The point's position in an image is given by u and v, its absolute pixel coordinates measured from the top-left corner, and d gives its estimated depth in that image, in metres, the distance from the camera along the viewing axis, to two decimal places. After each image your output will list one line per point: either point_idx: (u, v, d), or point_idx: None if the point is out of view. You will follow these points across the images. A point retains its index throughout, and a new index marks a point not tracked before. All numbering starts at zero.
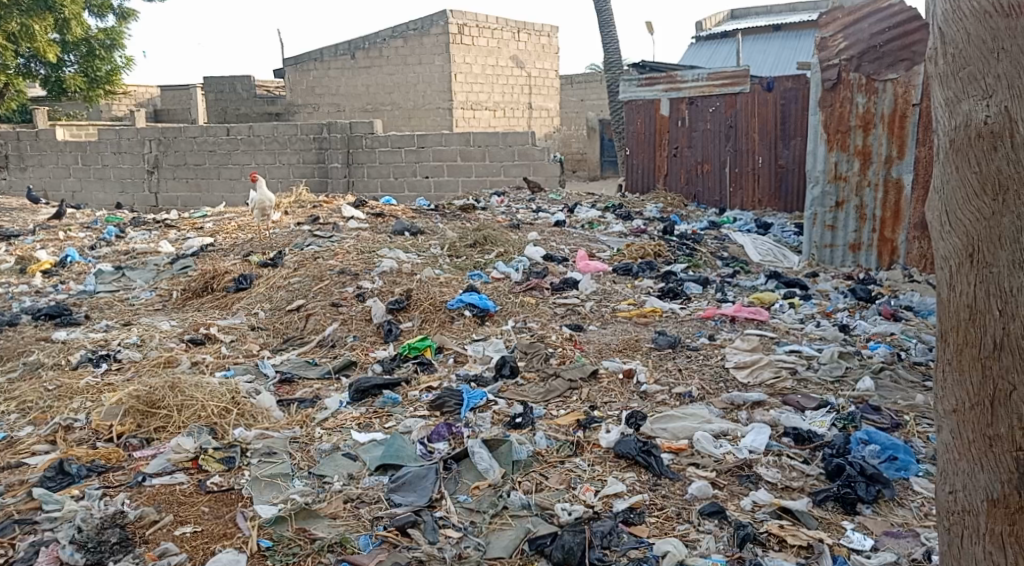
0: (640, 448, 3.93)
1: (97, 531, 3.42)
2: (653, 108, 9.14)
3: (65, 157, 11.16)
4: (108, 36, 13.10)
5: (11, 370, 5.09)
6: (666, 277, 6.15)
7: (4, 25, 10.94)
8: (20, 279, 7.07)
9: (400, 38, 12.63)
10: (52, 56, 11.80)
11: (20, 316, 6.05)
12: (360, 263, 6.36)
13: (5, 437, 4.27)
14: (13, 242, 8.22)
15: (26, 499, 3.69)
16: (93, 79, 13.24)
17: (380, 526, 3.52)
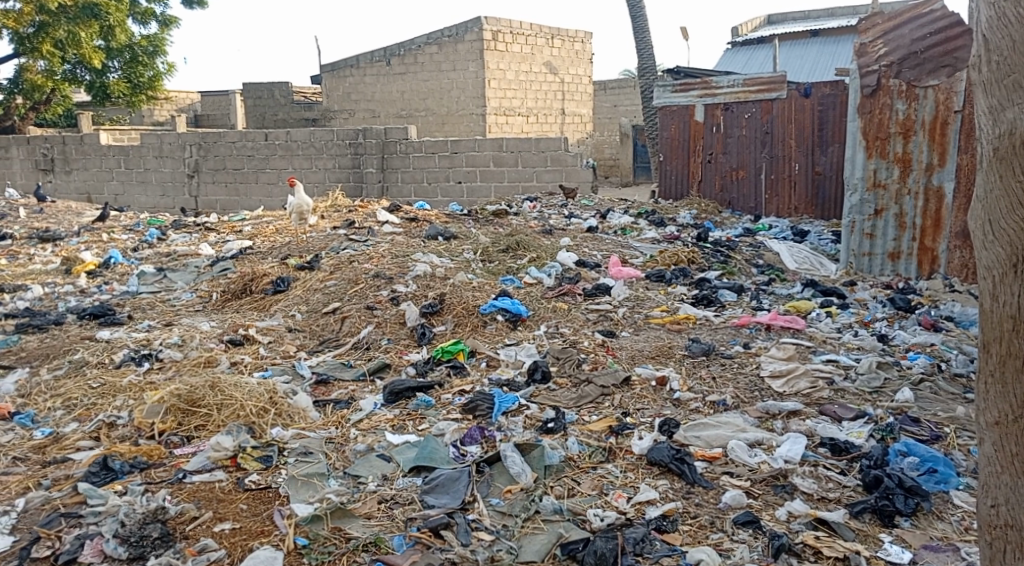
0: (674, 455, 3.94)
1: (139, 525, 3.50)
2: (688, 114, 9.05)
3: (109, 160, 11.38)
4: (151, 43, 13.35)
5: (57, 367, 5.20)
6: (700, 284, 6.14)
7: (52, 32, 11.40)
8: (65, 279, 7.22)
9: (435, 44, 12.75)
10: (98, 63, 12.09)
11: (65, 316, 6.19)
12: (395, 267, 6.42)
13: (51, 433, 4.38)
14: (58, 244, 8.41)
15: (72, 493, 3.78)
16: (136, 85, 13.41)
17: (414, 527, 3.56)
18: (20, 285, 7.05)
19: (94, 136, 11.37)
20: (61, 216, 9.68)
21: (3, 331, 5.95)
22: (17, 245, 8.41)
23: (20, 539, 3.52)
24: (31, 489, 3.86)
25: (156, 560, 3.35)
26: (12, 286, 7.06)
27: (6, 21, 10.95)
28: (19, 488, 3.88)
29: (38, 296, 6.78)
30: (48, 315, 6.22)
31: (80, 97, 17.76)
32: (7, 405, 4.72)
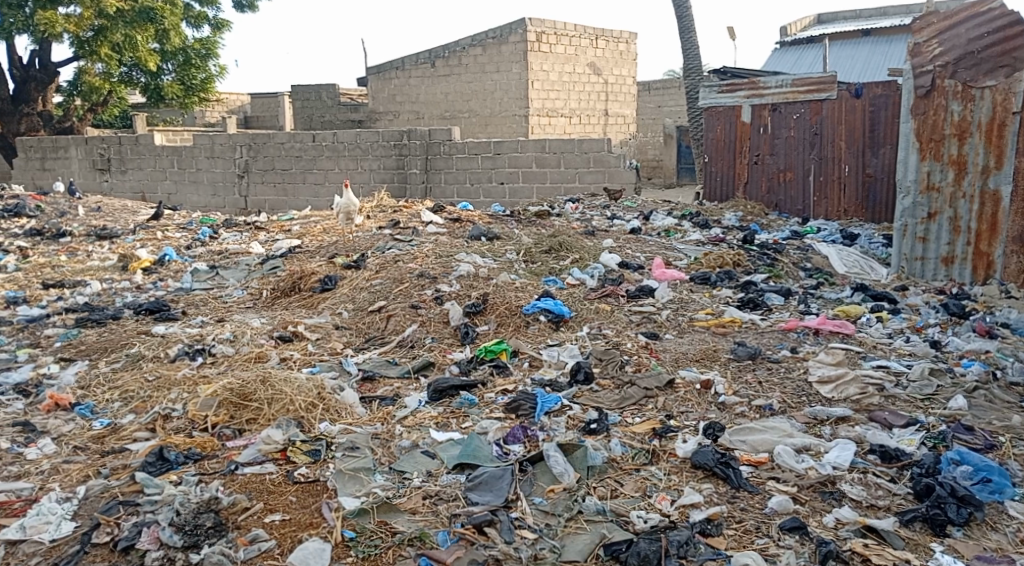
0: (719, 459, 3.93)
1: (194, 514, 3.58)
2: (734, 115, 8.97)
3: (162, 160, 11.60)
4: (204, 46, 13.53)
5: (115, 360, 5.32)
6: (746, 287, 6.09)
7: (110, 36, 11.65)
8: (121, 275, 7.39)
9: (479, 46, 12.82)
10: (153, 65, 12.33)
11: (122, 311, 6.33)
12: (439, 267, 6.46)
13: (109, 424, 4.49)
14: (115, 241, 8.59)
15: (129, 482, 3.87)
16: (189, 87, 13.59)
17: (458, 523, 3.60)
18: (79, 281, 7.23)
19: (149, 136, 11.59)
20: (116, 214, 9.90)
21: (63, 325, 6.11)
22: (75, 242, 8.62)
23: (81, 525, 3.62)
24: (91, 477, 3.96)
25: (210, 549, 3.43)
26: (71, 281, 7.24)
27: (67, 24, 11.25)
28: (78, 476, 3.98)
29: (96, 291, 6.94)
30: (106, 310, 6.37)
31: (135, 98, 18.15)
32: (67, 395, 4.85)
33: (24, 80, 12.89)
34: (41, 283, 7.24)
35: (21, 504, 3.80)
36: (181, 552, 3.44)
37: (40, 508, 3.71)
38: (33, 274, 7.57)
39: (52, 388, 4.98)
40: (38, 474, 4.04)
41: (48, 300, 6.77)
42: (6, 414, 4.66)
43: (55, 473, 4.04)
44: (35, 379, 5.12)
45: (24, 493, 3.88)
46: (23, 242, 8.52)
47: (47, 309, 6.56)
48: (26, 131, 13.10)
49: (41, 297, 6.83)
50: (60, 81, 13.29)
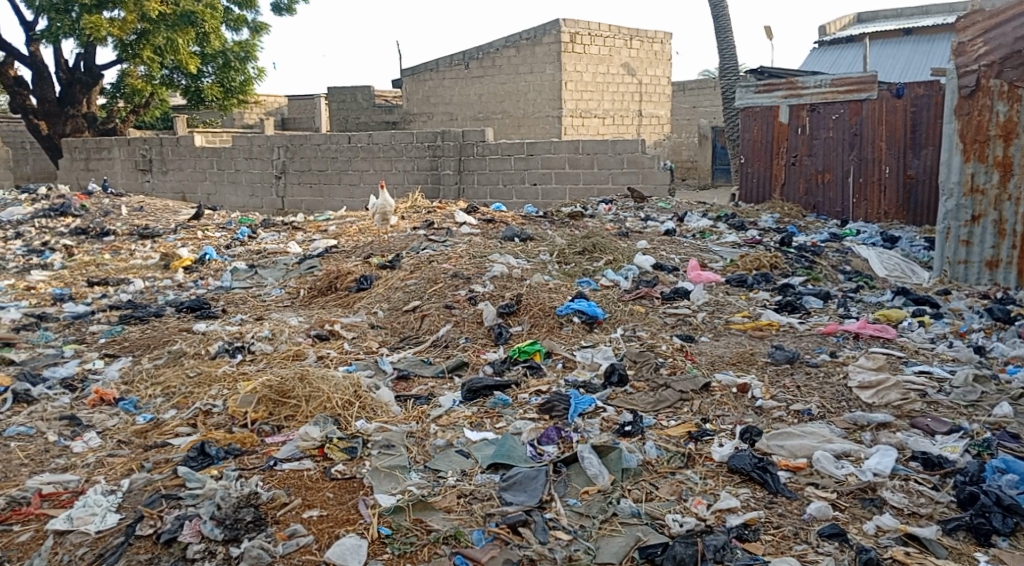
0: (756, 464, 3.89)
1: (234, 509, 3.62)
2: (771, 115, 8.90)
3: (202, 161, 11.74)
4: (243, 49, 13.61)
5: (157, 357, 5.38)
6: (784, 290, 6.03)
7: (151, 39, 11.82)
8: (164, 274, 7.47)
9: (513, 47, 12.83)
10: (194, 68, 12.48)
11: (164, 308, 6.41)
12: (473, 267, 6.46)
13: (152, 419, 4.55)
14: (156, 240, 8.71)
15: (172, 476, 3.92)
16: (228, 89, 13.70)
17: (493, 522, 3.60)
18: (123, 279, 7.33)
19: (189, 138, 11.73)
20: (157, 214, 10.02)
21: (107, 322, 6.19)
22: (118, 241, 8.74)
23: (126, 516, 3.67)
24: (134, 470, 4.01)
25: (249, 543, 3.46)
26: (114, 279, 7.34)
27: (111, 29, 11.36)
28: (122, 469, 4.03)
29: (139, 289, 7.03)
30: (149, 307, 6.45)
31: (176, 99, 18.39)
32: (111, 390, 4.92)
33: (70, 83, 13.21)
34: (86, 281, 7.35)
35: (69, 496, 3.86)
36: (222, 545, 3.47)
37: (86, 500, 3.76)
38: (79, 272, 7.69)
39: (98, 383, 5.05)
40: (84, 467, 4.10)
41: (93, 297, 6.87)
42: (53, 407, 4.73)
43: (100, 466, 4.09)
44: (81, 375, 5.20)
45: (70, 485, 3.94)
46: (68, 241, 8.66)
47: (92, 306, 6.66)
48: (71, 132, 13.33)
49: (86, 295, 6.94)
50: (105, 83, 13.57)
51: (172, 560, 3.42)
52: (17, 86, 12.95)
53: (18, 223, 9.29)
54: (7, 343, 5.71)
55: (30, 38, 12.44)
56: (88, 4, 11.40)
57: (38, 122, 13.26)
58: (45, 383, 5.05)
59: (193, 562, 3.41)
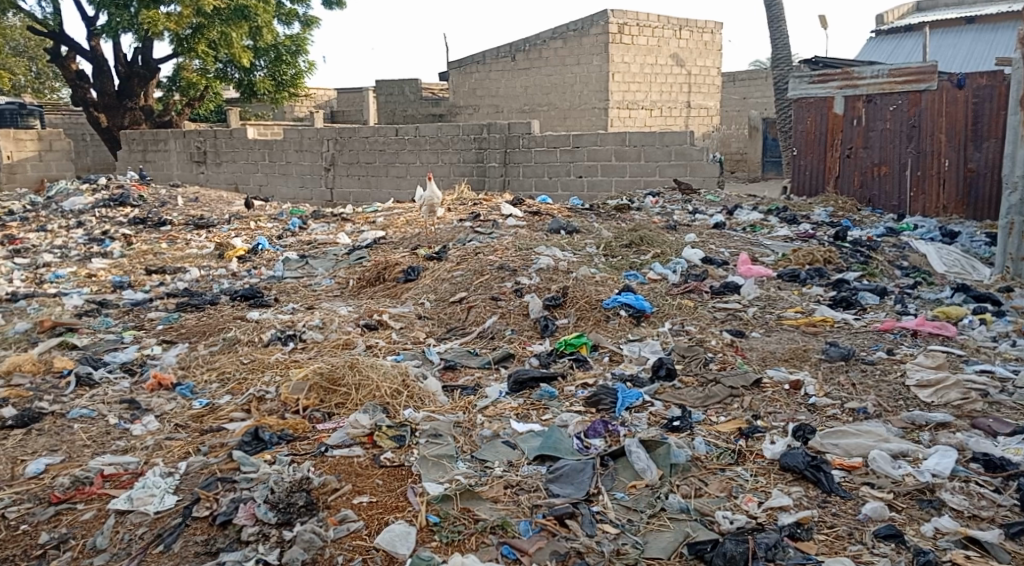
0: (809, 462, 3.82)
1: (287, 493, 3.65)
2: (826, 106, 8.72)
3: (254, 153, 11.91)
4: (294, 43, 13.79)
5: (213, 344, 5.46)
6: (838, 285, 5.91)
7: (206, 33, 11.98)
8: (218, 263, 7.58)
9: (560, 39, 12.78)
10: (246, 61, 12.61)
11: (219, 296, 6.50)
12: (519, 259, 6.43)
13: (208, 404, 4.61)
14: (211, 231, 8.84)
15: (227, 459, 3.97)
16: (280, 82, 13.84)
17: (540, 514, 3.61)
18: (179, 267, 7.45)
19: (242, 130, 11.90)
20: (212, 204, 10.16)
21: (164, 309, 6.29)
22: (175, 231, 8.88)
23: (183, 498, 3.73)
24: (191, 454, 4.08)
25: (302, 527, 3.50)
26: (172, 268, 7.46)
27: (168, 23, 11.54)
28: (180, 452, 4.10)
29: (194, 277, 7.14)
30: (204, 295, 6.54)
31: (227, 92, 18.63)
32: (169, 375, 5.00)
33: (128, 77, 13.44)
34: (144, 269, 7.48)
35: (129, 477, 3.93)
36: (275, 529, 3.52)
37: (145, 481, 3.83)
38: (137, 261, 7.83)
39: (156, 368, 5.14)
40: (143, 449, 4.17)
41: (152, 285, 7.00)
42: (113, 391, 4.82)
43: (159, 448, 4.16)
44: (139, 359, 5.29)
45: (130, 466, 4.01)
46: (127, 230, 8.82)
47: (150, 293, 6.77)
48: (130, 124, 13.57)
49: (144, 283, 7.06)
50: (161, 77, 13.79)
51: (228, 542, 3.47)
52: (78, 79, 13.22)
53: (79, 212, 9.47)
54: (70, 328, 5.82)
55: (91, 33, 12.67)
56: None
57: (98, 115, 13.53)
58: (106, 367, 5.15)
59: (247, 544, 3.46)
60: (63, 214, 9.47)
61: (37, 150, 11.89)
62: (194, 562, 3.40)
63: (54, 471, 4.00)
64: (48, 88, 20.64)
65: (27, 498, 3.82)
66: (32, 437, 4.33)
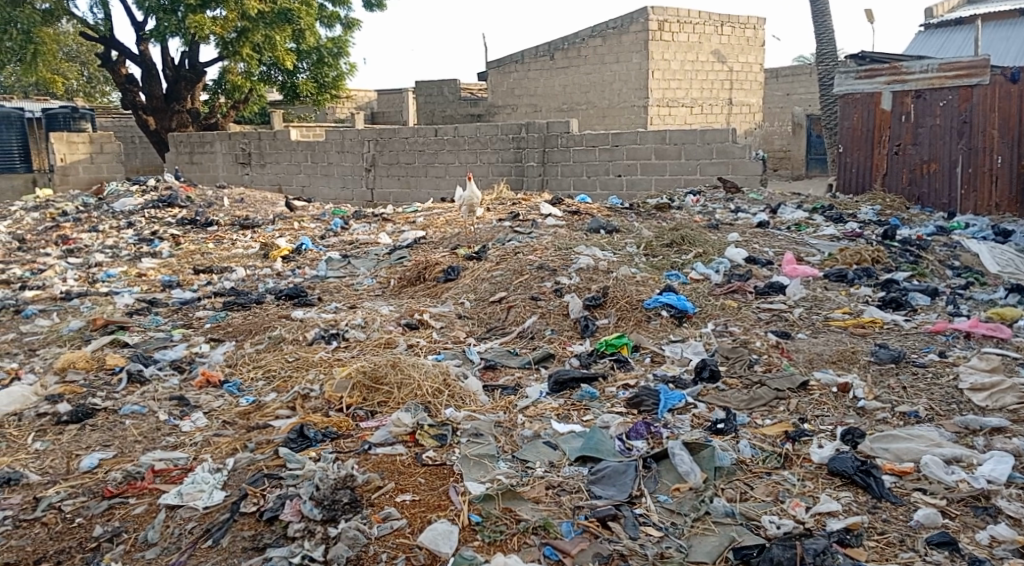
0: (859, 467, 3.75)
1: (332, 489, 3.67)
2: (873, 102, 8.55)
3: (297, 155, 12.02)
4: (336, 45, 13.89)
5: (258, 342, 5.51)
6: (887, 285, 5.79)
7: (250, 37, 12.07)
8: (264, 263, 7.65)
9: (599, 37, 12.72)
10: (289, 64, 12.72)
11: (264, 296, 6.55)
12: (559, 259, 6.39)
13: (254, 401, 4.65)
14: (256, 231, 8.94)
15: (273, 456, 4.00)
16: (322, 84, 13.96)
17: (582, 515, 3.58)
18: (226, 267, 7.54)
19: (286, 132, 12.02)
20: (257, 205, 10.27)
21: (212, 308, 6.36)
22: (221, 231, 8.98)
23: (231, 494, 3.77)
24: (238, 450, 4.11)
25: (346, 524, 3.51)
26: (219, 267, 7.55)
27: (214, 27, 11.68)
28: (227, 449, 4.14)
29: (240, 277, 7.21)
30: (250, 294, 6.61)
31: (270, 94, 18.84)
32: (217, 373, 5.06)
33: (176, 80, 13.65)
34: (192, 269, 7.57)
35: (179, 472, 3.97)
36: (320, 525, 3.53)
37: (195, 477, 3.87)
38: (185, 261, 7.93)
39: (204, 365, 5.20)
40: (192, 445, 4.22)
41: (199, 284, 7.09)
42: (163, 388, 4.88)
43: (207, 445, 4.21)
44: (188, 357, 5.35)
45: (180, 462, 4.06)
46: (175, 231, 8.95)
47: (198, 292, 6.85)
48: (177, 127, 13.76)
49: (192, 282, 7.16)
50: (207, 80, 13.97)
51: (274, 538, 3.49)
52: (127, 83, 13.43)
53: (129, 213, 9.62)
54: (121, 326, 5.91)
55: (140, 37, 12.87)
56: (193, 3, 11.75)
57: (147, 118, 13.76)
58: (155, 364, 5.21)
59: (293, 540, 3.47)
60: (113, 215, 9.62)
61: (88, 152, 12.11)
62: (242, 557, 3.43)
63: (107, 466, 4.06)
64: (100, 92, 20.99)
65: (81, 491, 3.88)
66: (85, 432, 4.41)
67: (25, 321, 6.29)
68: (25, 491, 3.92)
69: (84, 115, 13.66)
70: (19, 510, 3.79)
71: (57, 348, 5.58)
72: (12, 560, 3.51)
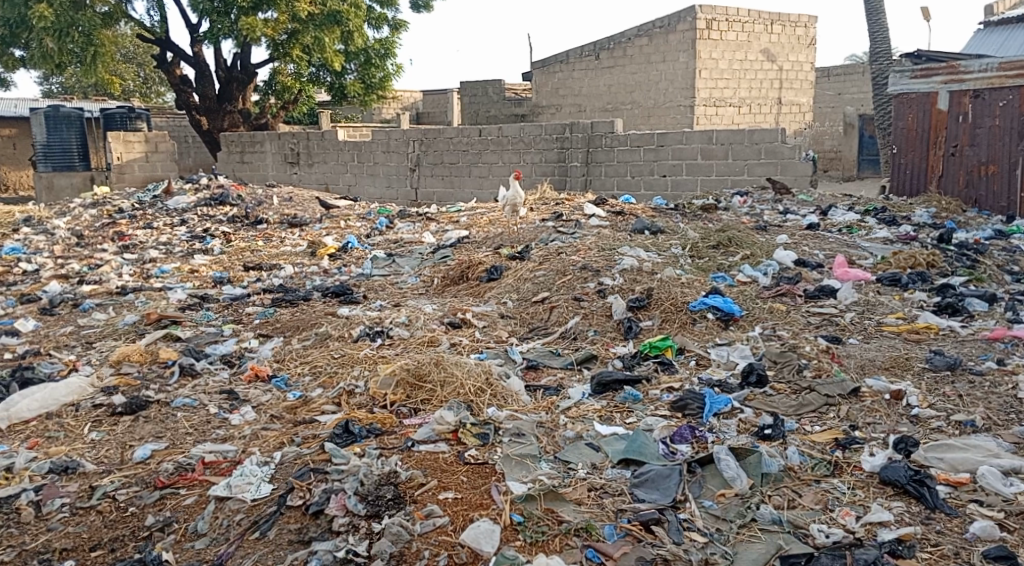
0: (912, 477, 3.65)
1: (376, 485, 3.69)
2: (929, 102, 8.38)
3: (344, 154, 12.11)
4: (383, 46, 13.95)
5: (306, 338, 5.54)
6: (943, 290, 5.65)
7: (300, 38, 12.18)
8: (311, 260, 7.71)
9: (645, 36, 12.64)
10: (338, 65, 12.82)
11: (311, 293, 6.60)
12: (603, 260, 6.34)
13: (300, 396, 4.68)
14: (304, 229, 9.02)
15: (319, 451, 4.01)
16: (369, 85, 14.06)
17: (625, 518, 3.54)
18: (274, 264, 7.61)
19: (333, 132, 12.12)
20: (305, 203, 10.36)
21: (261, 304, 6.43)
22: (270, 229, 9.08)
23: (278, 487, 3.78)
24: (285, 444, 4.13)
25: (390, 520, 3.50)
26: (268, 264, 7.62)
27: (265, 29, 11.81)
28: (275, 442, 4.16)
29: (289, 274, 7.27)
30: (298, 291, 6.66)
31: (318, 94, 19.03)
32: (266, 368, 5.10)
33: (228, 81, 13.81)
34: (243, 266, 7.66)
35: (228, 465, 4.00)
36: (365, 520, 3.53)
37: (243, 469, 3.90)
38: (235, 258, 8.03)
39: (253, 360, 5.25)
40: (241, 438, 4.26)
41: (249, 281, 7.17)
42: (214, 382, 4.94)
43: (256, 438, 4.24)
44: (237, 352, 5.41)
45: (229, 454, 4.09)
46: (226, 228, 9.07)
47: (247, 289, 6.93)
48: (228, 127, 13.94)
49: (242, 279, 7.24)
50: (258, 81, 14.12)
51: (319, 531, 3.50)
52: (182, 84, 13.64)
53: (182, 211, 9.77)
54: (174, 321, 5.99)
55: (194, 39, 13.06)
56: (246, 6, 11.88)
57: (200, 118, 13.98)
58: (207, 358, 5.28)
59: (338, 535, 3.48)
60: (167, 212, 9.78)
61: (144, 151, 12.32)
62: (288, 550, 3.44)
63: (160, 457, 4.11)
64: (155, 94, 21.33)
65: (134, 481, 3.93)
66: (139, 424, 4.47)
67: (82, 314, 6.40)
68: (81, 479, 3.97)
69: (140, 115, 13.83)
70: (76, 498, 3.84)
71: (113, 342, 5.68)
72: (68, 546, 3.57)
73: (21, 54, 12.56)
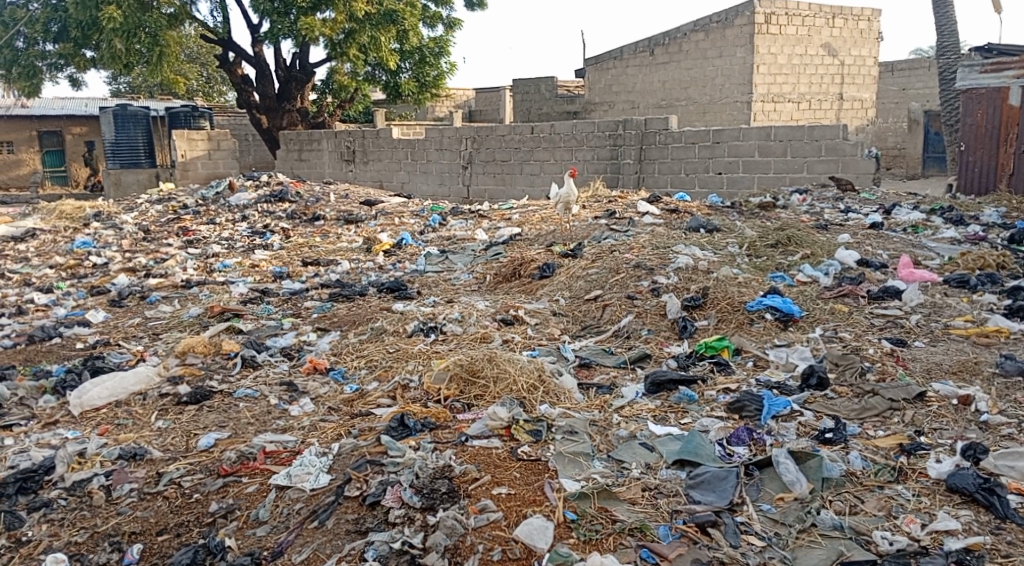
0: (981, 485, 3.55)
1: (431, 479, 3.70)
2: (1000, 98, 8.18)
3: (398, 152, 12.20)
4: (437, 44, 14.09)
5: (362, 333, 5.59)
6: (1013, 293, 5.47)
7: (357, 38, 12.27)
8: (367, 257, 7.77)
9: (702, 31, 12.48)
10: (393, 64, 12.91)
11: (367, 288, 6.66)
12: (657, 258, 6.28)
13: (356, 390, 4.72)
14: (359, 226, 9.11)
15: (375, 443, 4.03)
16: (424, 83, 14.11)
17: (680, 519, 3.50)
18: (331, 260, 7.69)
19: (388, 129, 12.20)
20: (360, 200, 10.46)
21: (319, 299, 6.50)
22: (327, 225, 9.19)
23: (336, 478, 3.82)
24: (343, 436, 4.18)
25: (444, 513, 3.51)
26: (325, 260, 7.70)
27: (324, 29, 11.91)
28: (333, 434, 4.21)
29: (346, 269, 7.35)
30: (354, 287, 6.73)
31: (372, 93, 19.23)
32: (324, 361, 5.16)
33: (287, 80, 13.98)
34: (301, 261, 7.76)
35: (288, 455, 4.06)
36: (420, 513, 3.55)
37: (303, 460, 3.96)
38: (294, 253, 8.14)
39: (311, 353, 5.31)
40: (300, 429, 4.31)
41: (307, 275, 7.26)
42: (273, 373, 5.02)
43: (314, 430, 4.29)
44: (296, 345, 5.48)
45: (289, 444, 4.15)
46: (285, 225, 9.20)
47: (306, 283, 7.02)
48: (288, 125, 14.13)
49: (301, 273, 7.33)
50: (316, 79, 14.28)
51: (377, 522, 3.53)
52: (243, 83, 13.80)
53: (243, 207, 9.94)
54: (236, 314, 6.09)
55: (255, 39, 13.25)
56: (305, 7, 12.05)
57: (260, 116, 14.16)
58: (267, 350, 5.36)
59: (394, 526, 3.51)
60: (229, 208, 9.96)
61: (207, 149, 12.55)
62: (346, 539, 3.47)
63: (223, 445, 4.18)
64: (217, 93, 21.83)
65: (199, 468, 4.01)
66: (203, 413, 4.55)
67: (149, 306, 6.55)
68: (149, 466, 4.06)
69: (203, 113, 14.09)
70: (143, 483, 3.93)
71: (178, 333, 5.80)
72: (137, 529, 3.65)
73: (93, 55, 12.84)
